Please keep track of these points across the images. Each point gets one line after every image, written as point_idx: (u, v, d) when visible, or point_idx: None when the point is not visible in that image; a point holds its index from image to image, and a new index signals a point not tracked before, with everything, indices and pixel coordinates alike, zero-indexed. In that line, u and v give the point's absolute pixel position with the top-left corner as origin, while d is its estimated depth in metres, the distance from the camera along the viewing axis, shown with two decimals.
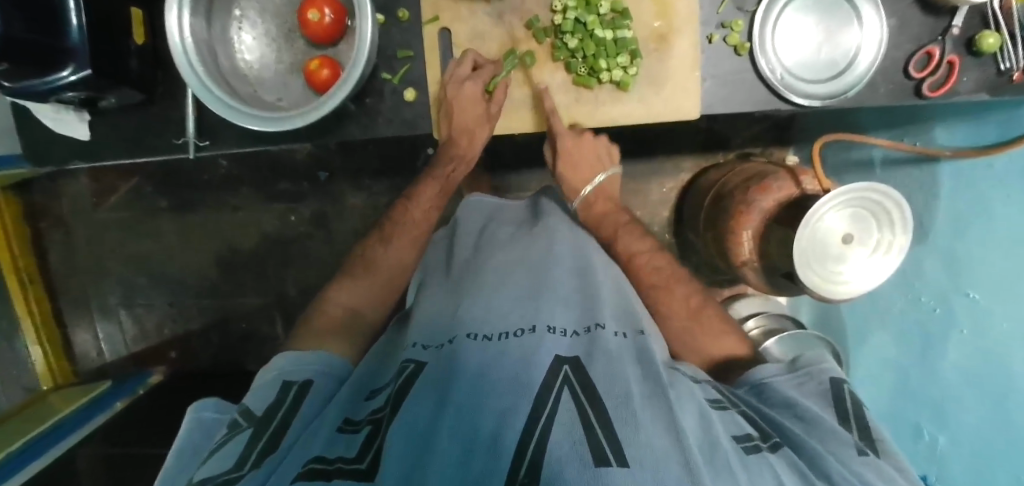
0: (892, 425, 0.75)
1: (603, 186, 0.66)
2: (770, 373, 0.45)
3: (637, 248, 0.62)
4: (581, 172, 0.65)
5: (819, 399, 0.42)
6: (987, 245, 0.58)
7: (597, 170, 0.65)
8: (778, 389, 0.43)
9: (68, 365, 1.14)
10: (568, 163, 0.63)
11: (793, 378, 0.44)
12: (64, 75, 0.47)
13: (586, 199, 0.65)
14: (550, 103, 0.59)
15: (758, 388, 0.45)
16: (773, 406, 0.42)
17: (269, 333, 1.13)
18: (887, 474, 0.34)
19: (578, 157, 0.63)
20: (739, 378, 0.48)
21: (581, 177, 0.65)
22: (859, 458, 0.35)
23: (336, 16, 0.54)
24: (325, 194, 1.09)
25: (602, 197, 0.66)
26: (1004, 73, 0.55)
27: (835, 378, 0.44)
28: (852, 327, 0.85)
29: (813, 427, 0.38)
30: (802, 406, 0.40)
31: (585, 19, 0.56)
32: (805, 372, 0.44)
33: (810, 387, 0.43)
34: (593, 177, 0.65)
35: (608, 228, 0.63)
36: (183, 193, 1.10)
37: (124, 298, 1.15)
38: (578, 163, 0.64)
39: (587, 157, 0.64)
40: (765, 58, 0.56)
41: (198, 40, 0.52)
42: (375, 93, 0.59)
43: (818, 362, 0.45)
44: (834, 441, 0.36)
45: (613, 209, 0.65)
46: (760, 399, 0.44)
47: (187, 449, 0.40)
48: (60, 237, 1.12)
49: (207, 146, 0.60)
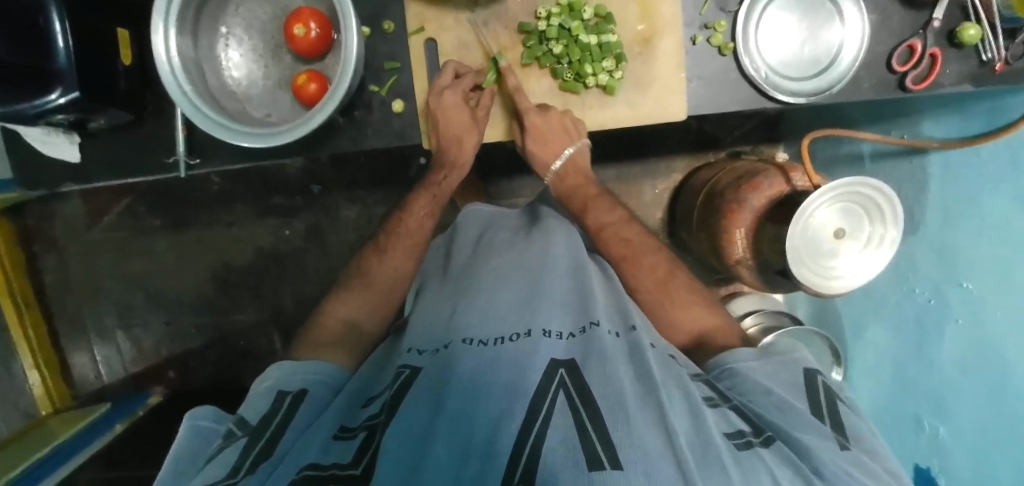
0: (893, 419, 0.74)
1: (574, 159, 0.62)
2: (743, 359, 0.47)
3: (606, 220, 0.62)
4: (552, 146, 0.61)
5: (792, 389, 0.43)
6: (975, 237, 0.58)
7: (566, 143, 0.61)
8: (753, 379, 0.44)
9: (66, 388, 1.12)
10: (534, 140, 0.60)
11: (767, 367, 0.45)
12: (53, 98, 0.47)
13: (557, 172, 0.64)
14: (513, 80, 0.58)
15: (731, 372, 0.46)
16: (748, 393, 0.42)
17: (268, 349, 1.12)
18: (864, 465, 0.34)
19: (547, 132, 0.59)
20: (713, 366, 0.49)
21: (550, 151, 0.61)
22: (842, 452, 0.35)
23: (322, 31, 0.55)
24: (318, 207, 1.09)
25: (570, 169, 0.64)
26: (986, 63, 0.55)
27: (807, 368, 0.46)
28: (849, 321, 0.85)
29: (789, 415, 0.39)
30: (777, 395, 0.41)
31: (569, 25, 0.56)
32: (778, 361, 0.46)
33: (783, 377, 0.44)
34: (561, 151, 0.61)
35: (580, 200, 0.64)
36: (177, 211, 1.10)
37: (122, 318, 1.14)
38: (548, 138, 0.60)
39: (556, 133, 0.60)
40: (750, 57, 0.56)
41: (185, 59, 0.52)
42: (363, 106, 0.60)
43: (791, 352, 0.47)
44: (812, 427, 0.37)
45: (586, 183, 0.65)
46: (734, 384, 0.45)
47: (184, 455, 0.39)
48: (54, 260, 1.11)
49: (197, 164, 0.60)
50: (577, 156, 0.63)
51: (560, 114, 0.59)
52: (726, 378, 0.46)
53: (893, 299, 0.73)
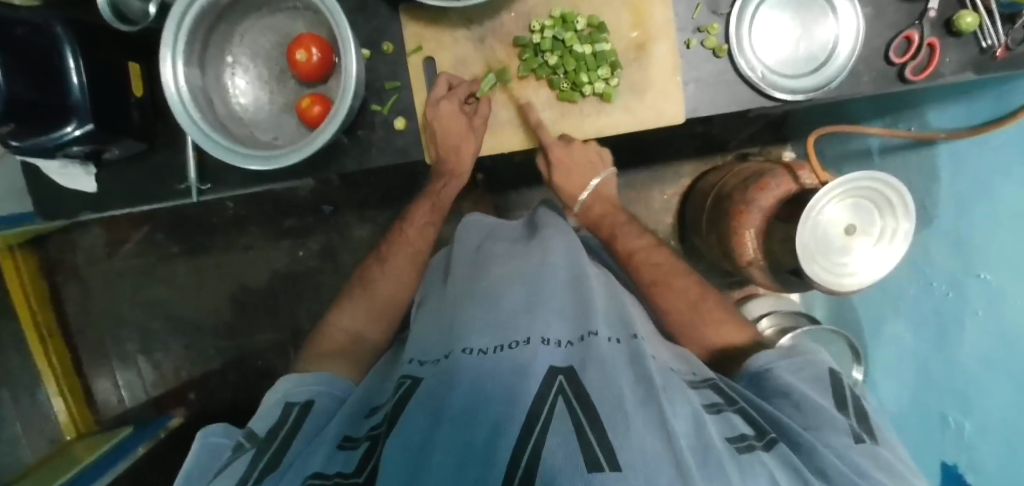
0: (920, 417, 0.71)
1: (599, 190, 0.66)
2: (769, 359, 0.46)
3: (636, 245, 0.63)
4: (578, 178, 0.65)
5: (816, 385, 0.43)
6: (989, 230, 0.57)
7: (592, 174, 0.65)
8: (776, 376, 0.43)
9: (89, 415, 1.15)
10: (561, 172, 0.64)
11: (791, 364, 0.44)
12: (68, 130, 0.49)
13: (583, 203, 0.66)
14: (533, 115, 0.60)
15: (755, 376, 0.46)
16: (772, 395, 0.42)
17: (285, 368, 1.13)
18: (883, 461, 0.34)
19: (573, 165, 0.63)
20: (741, 368, 0.48)
21: (577, 182, 0.65)
22: (856, 448, 0.35)
23: (323, 55, 0.57)
24: (331, 227, 1.11)
25: (599, 198, 0.67)
26: (986, 50, 0.55)
27: (832, 371, 0.45)
28: (868, 318, 0.83)
29: (809, 416, 0.39)
30: (798, 393, 0.41)
31: (563, 36, 0.57)
32: (803, 359, 0.45)
33: (807, 373, 0.44)
34: (587, 182, 0.65)
35: (607, 228, 0.65)
36: (193, 237, 1.13)
37: (142, 344, 1.16)
38: (575, 170, 0.64)
39: (582, 164, 0.64)
40: (745, 57, 0.56)
41: (193, 88, 0.54)
42: (366, 125, 0.61)
43: (814, 354, 0.46)
44: (830, 426, 0.38)
45: (612, 211, 0.66)
46: (760, 388, 0.44)
47: (194, 475, 0.40)
48: (77, 289, 1.15)
49: (208, 189, 0.62)
50: (602, 186, 0.66)
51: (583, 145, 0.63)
52: (753, 383, 0.46)
53: (912, 293, 0.71)
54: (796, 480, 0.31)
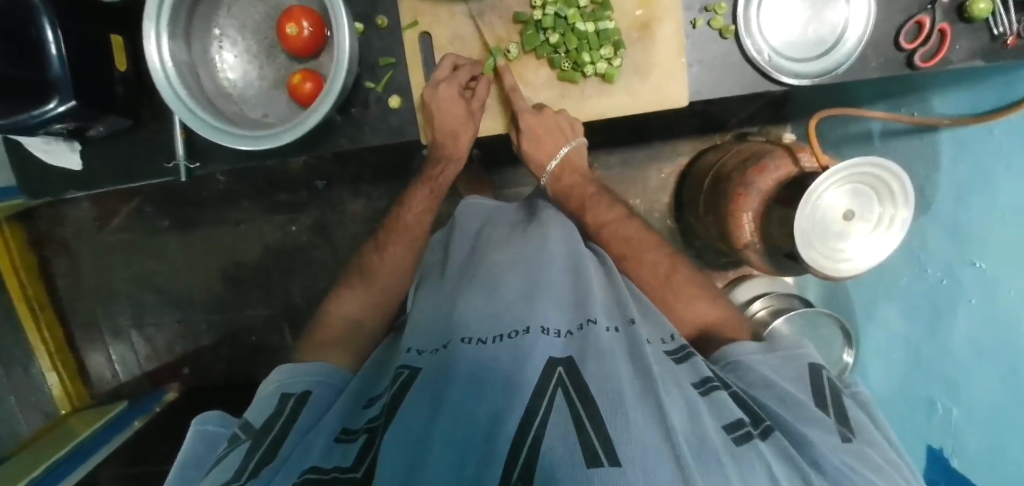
0: (905, 399, 0.73)
1: (569, 158, 0.63)
2: (746, 351, 0.47)
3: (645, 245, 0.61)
4: (546, 145, 0.60)
5: (796, 380, 0.44)
6: (990, 220, 0.56)
7: (561, 142, 0.61)
8: (753, 369, 0.45)
9: (84, 388, 1.15)
10: (529, 139, 0.60)
11: (768, 358, 0.46)
12: (51, 107, 0.47)
13: (552, 172, 0.64)
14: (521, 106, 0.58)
15: (736, 367, 0.47)
16: (752, 386, 0.43)
17: (279, 343, 1.14)
18: (865, 456, 0.35)
19: (542, 133, 0.59)
20: (716, 357, 0.50)
21: (545, 150, 0.61)
22: (841, 444, 0.36)
23: (315, 30, 0.54)
24: (324, 202, 1.09)
25: (567, 169, 0.64)
26: (997, 38, 0.53)
27: (813, 363, 0.46)
28: (861, 303, 0.84)
29: (792, 409, 0.40)
30: (780, 386, 0.42)
31: (565, 13, 0.55)
32: (782, 354, 0.46)
33: (785, 368, 0.45)
34: (557, 151, 0.61)
35: (577, 198, 0.63)
36: (183, 211, 1.11)
37: (135, 318, 1.16)
38: (542, 138, 0.60)
39: (550, 132, 0.60)
40: (752, 39, 0.55)
41: (179, 64, 0.52)
42: (360, 103, 0.59)
43: (797, 346, 0.48)
44: (813, 422, 0.38)
45: (581, 182, 0.65)
46: (739, 377, 0.45)
47: (190, 461, 0.40)
48: (66, 263, 1.13)
49: (197, 168, 0.60)
50: (571, 154, 0.62)
51: (555, 114, 0.59)
52: (731, 371, 0.47)
53: (905, 280, 0.72)
54: (795, 472, 0.32)
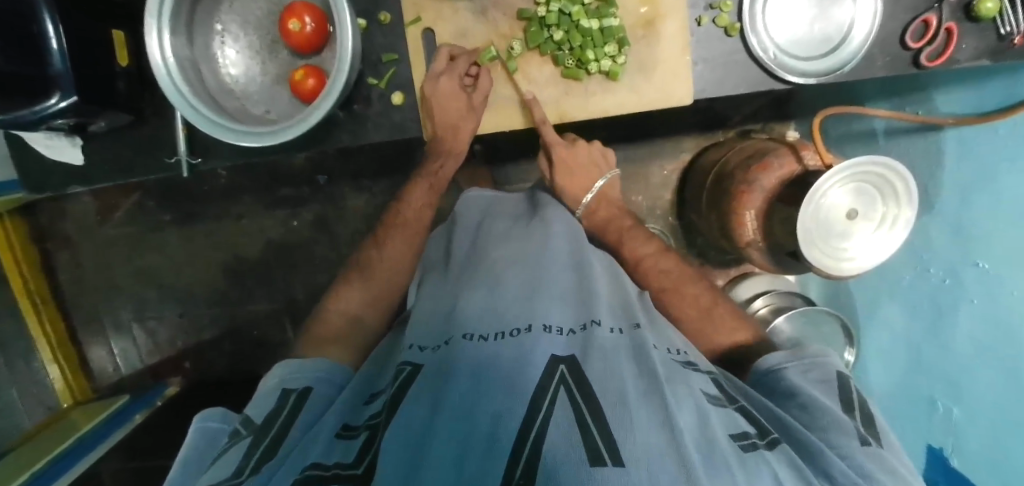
0: (907, 398, 0.73)
1: (604, 191, 0.66)
2: (779, 360, 0.47)
3: (644, 251, 0.64)
4: (581, 178, 0.65)
5: (823, 386, 0.44)
6: (995, 221, 0.56)
7: (596, 175, 0.66)
8: (784, 378, 0.45)
9: (85, 382, 1.15)
10: (564, 171, 0.65)
11: (798, 365, 0.46)
12: (52, 103, 0.47)
13: (589, 205, 0.65)
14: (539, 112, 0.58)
15: (765, 376, 0.47)
16: (780, 396, 0.44)
17: (280, 338, 1.14)
18: (883, 460, 0.36)
19: (573, 166, 0.65)
20: (749, 372, 0.50)
21: (580, 184, 0.65)
22: (861, 448, 0.36)
23: (318, 26, 0.54)
24: (325, 197, 1.09)
25: (604, 202, 0.67)
26: (1004, 37, 0.53)
27: (840, 373, 0.45)
28: (864, 304, 0.84)
29: (814, 416, 0.40)
30: (806, 395, 0.42)
31: (569, 10, 0.55)
32: (809, 361, 0.46)
33: (814, 375, 0.45)
34: (593, 184, 0.65)
35: (615, 232, 0.65)
36: (183, 206, 1.11)
37: (136, 312, 1.16)
38: (576, 170, 0.65)
39: (584, 166, 0.66)
40: (757, 37, 0.54)
41: (181, 60, 0.52)
42: (362, 99, 0.59)
43: (824, 353, 0.47)
44: (836, 429, 0.38)
45: (618, 214, 0.67)
46: (769, 388, 0.46)
47: (193, 455, 0.40)
48: (68, 257, 1.13)
49: (199, 164, 0.60)
50: (606, 188, 0.67)
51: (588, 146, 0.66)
52: (761, 382, 0.47)
53: (907, 280, 0.72)
54: (798, 478, 0.32)
